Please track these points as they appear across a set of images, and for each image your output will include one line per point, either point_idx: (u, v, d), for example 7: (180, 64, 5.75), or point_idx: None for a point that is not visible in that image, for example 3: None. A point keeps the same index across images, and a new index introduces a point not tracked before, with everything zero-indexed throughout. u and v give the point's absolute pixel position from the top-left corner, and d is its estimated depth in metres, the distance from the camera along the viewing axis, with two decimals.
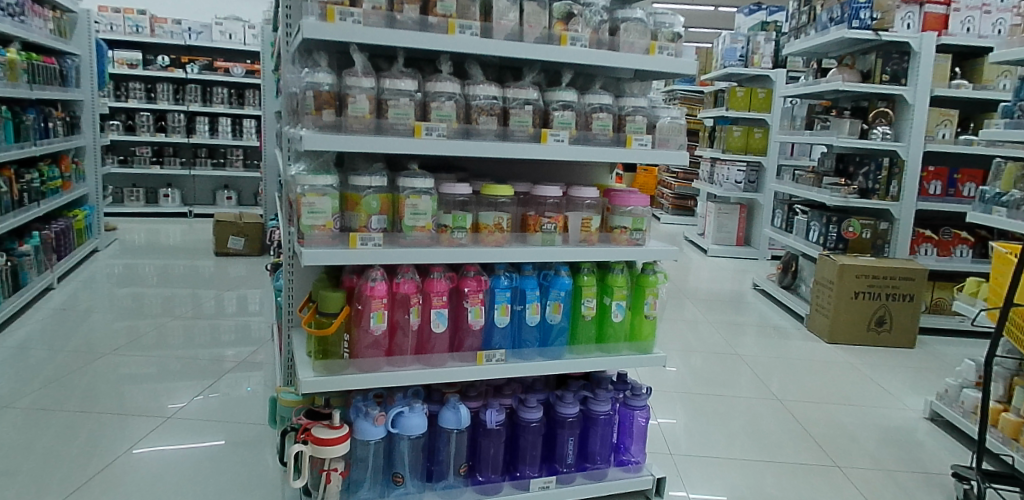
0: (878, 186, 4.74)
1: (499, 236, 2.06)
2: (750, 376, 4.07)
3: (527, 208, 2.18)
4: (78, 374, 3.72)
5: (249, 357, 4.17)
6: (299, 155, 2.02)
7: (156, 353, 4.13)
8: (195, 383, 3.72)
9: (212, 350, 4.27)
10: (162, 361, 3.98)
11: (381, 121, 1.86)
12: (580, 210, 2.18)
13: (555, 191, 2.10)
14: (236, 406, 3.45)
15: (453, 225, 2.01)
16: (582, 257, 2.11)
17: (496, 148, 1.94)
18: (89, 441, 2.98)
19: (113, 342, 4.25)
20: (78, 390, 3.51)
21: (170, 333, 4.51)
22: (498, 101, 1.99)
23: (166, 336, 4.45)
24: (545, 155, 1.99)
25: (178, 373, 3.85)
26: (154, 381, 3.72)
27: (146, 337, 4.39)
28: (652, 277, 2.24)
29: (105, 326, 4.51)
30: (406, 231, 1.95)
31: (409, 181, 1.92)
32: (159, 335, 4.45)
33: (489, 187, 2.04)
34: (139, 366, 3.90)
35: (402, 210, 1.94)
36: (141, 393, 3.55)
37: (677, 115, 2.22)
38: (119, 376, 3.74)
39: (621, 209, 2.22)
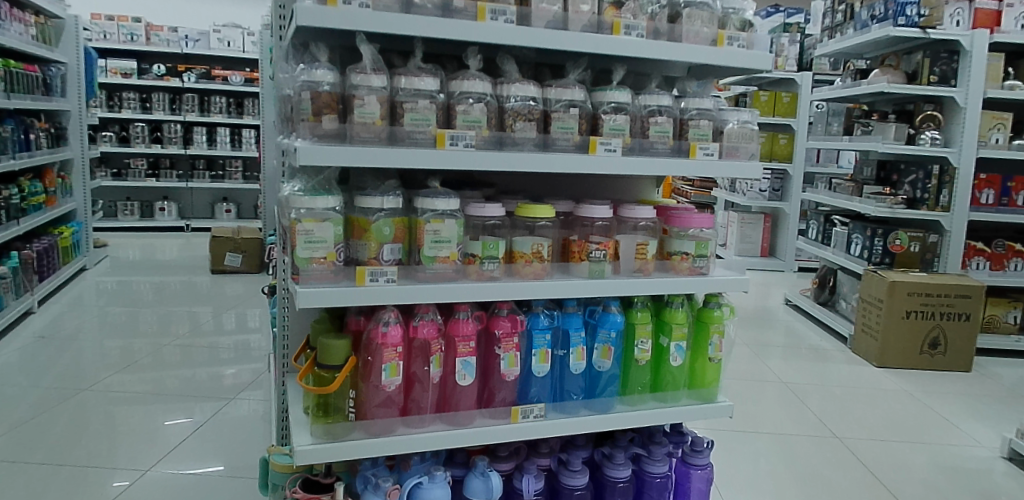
0: (927, 195, 4.36)
1: (539, 266, 1.69)
2: (800, 406, 3.67)
3: (569, 231, 1.82)
4: (63, 401, 3.38)
5: (249, 377, 3.82)
6: (291, 173, 1.65)
7: (148, 375, 3.78)
8: (190, 408, 3.37)
9: (212, 369, 3.92)
10: (154, 386, 3.63)
11: (396, 129, 1.50)
12: (632, 234, 1.83)
13: (605, 210, 1.73)
14: (233, 432, 3.10)
15: (483, 255, 1.65)
16: (637, 290, 1.75)
17: (536, 163, 1.59)
18: (76, 480, 2.62)
19: (102, 364, 3.91)
20: (63, 420, 3.17)
21: (164, 353, 4.16)
22: (537, 102, 1.63)
23: (160, 356, 4.10)
24: (594, 169, 1.63)
25: (171, 397, 3.50)
26: (146, 406, 3.37)
27: (140, 358, 4.05)
28: (717, 312, 1.88)
29: (88, 352, 4.13)
30: (425, 263, 1.59)
31: (431, 202, 1.56)
32: (153, 355, 4.11)
33: (525, 206, 1.68)
34: (131, 390, 3.56)
35: (420, 238, 1.58)
36: (132, 419, 3.20)
37: (747, 118, 1.85)
38: (109, 402, 3.40)
39: (681, 232, 1.85)
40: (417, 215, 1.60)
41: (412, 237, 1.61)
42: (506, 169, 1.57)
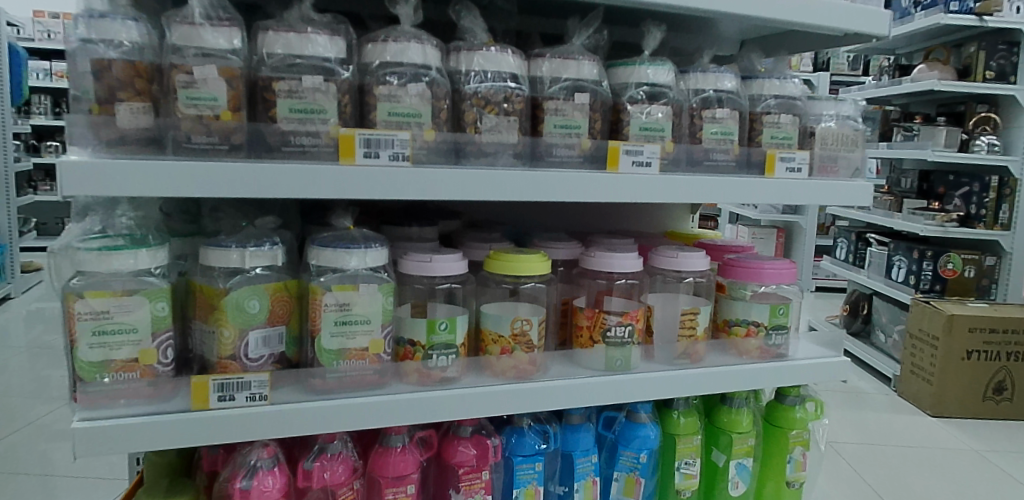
0: (985, 211, 3.70)
1: (525, 358, 1.00)
2: (857, 447, 2.97)
3: (572, 292, 1.15)
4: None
5: None
6: (87, 207, 0.97)
7: None
8: None
9: None
10: None
11: (262, 128, 0.83)
12: (672, 295, 1.16)
13: (633, 260, 1.07)
14: None
15: (426, 343, 0.96)
16: (684, 390, 1.08)
17: (521, 187, 0.92)
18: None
19: (39, 397, 3.05)
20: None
21: None
22: (521, 84, 0.96)
23: None
24: (616, 194, 0.97)
25: None
26: None
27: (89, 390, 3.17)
28: (797, 413, 1.23)
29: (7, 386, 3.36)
30: (323, 361, 0.91)
31: (336, 254, 0.89)
32: None
33: (501, 255, 1.02)
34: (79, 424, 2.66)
35: (315, 319, 0.91)
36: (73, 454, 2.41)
37: (848, 112, 1.19)
38: (45, 437, 2.56)
39: (743, 290, 1.19)
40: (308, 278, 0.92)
41: (301, 317, 0.93)
42: (461, 197, 0.89)
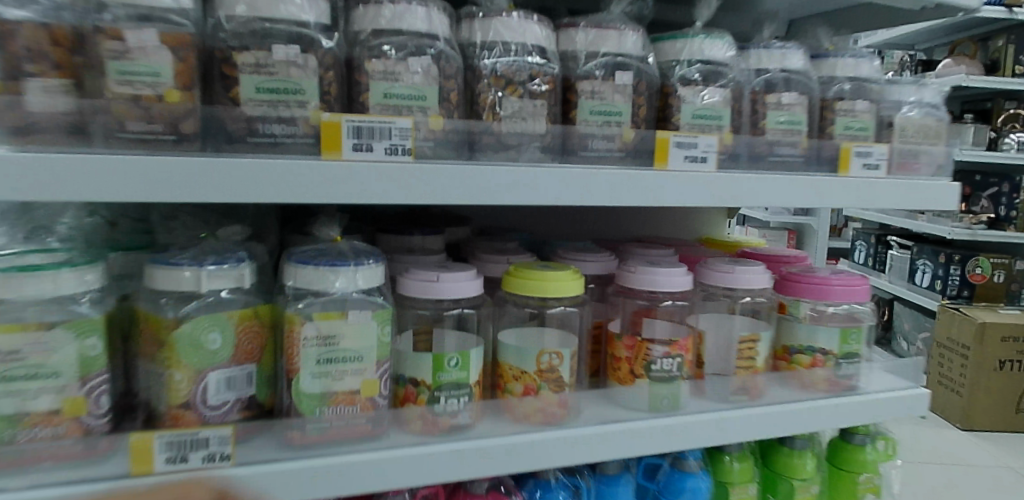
0: (1015, 213, 3.52)
1: (554, 400, 0.81)
2: (923, 429, 2.68)
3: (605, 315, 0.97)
4: None
5: None
6: None
7: None
8: None
9: None
10: None
11: (219, 113, 0.64)
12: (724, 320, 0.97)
13: (682, 277, 0.89)
14: None
15: (433, 384, 0.77)
16: (744, 434, 0.89)
17: (553, 187, 0.73)
18: None
19: None
20: None
21: None
22: (549, 59, 0.78)
23: None
24: (663, 196, 0.79)
25: None
26: None
27: None
28: (864, 454, 1.05)
29: None
30: (302, 409, 0.72)
31: (319, 276, 0.71)
32: None
33: (523, 271, 0.83)
34: None
35: (292, 356, 0.72)
36: None
37: (931, 98, 1.01)
38: None
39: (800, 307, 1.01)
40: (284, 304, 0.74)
41: (276, 353, 0.75)
42: (475, 202, 0.70)
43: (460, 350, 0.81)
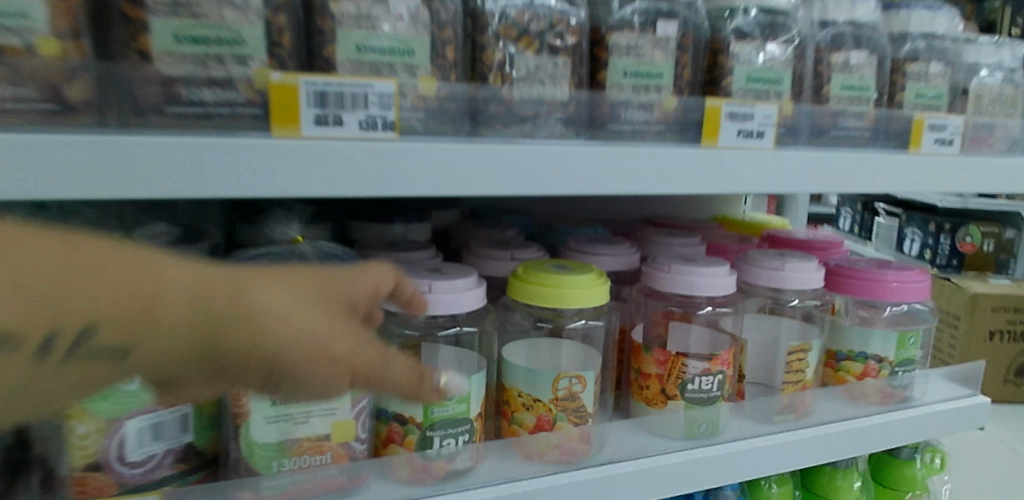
0: None
1: (573, 434, 0.66)
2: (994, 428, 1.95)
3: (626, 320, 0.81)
4: None
5: None
6: None
7: None
8: None
9: None
10: None
11: (123, 72, 0.46)
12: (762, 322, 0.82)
13: (726, 276, 0.73)
14: None
15: (425, 421, 0.61)
16: (795, 462, 0.75)
17: (583, 173, 0.55)
18: None
19: None
20: None
21: None
22: (574, 4, 0.61)
23: None
24: (702, 182, 0.61)
25: None
26: None
27: None
28: (913, 469, 0.92)
29: None
30: (257, 465, 0.56)
31: None
32: None
33: (537, 276, 0.66)
34: None
35: (239, 397, 0.55)
36: None
37: (1009, 61, 0.86)
38: None
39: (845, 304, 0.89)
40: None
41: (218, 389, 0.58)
42: (478, 194, 0.53)
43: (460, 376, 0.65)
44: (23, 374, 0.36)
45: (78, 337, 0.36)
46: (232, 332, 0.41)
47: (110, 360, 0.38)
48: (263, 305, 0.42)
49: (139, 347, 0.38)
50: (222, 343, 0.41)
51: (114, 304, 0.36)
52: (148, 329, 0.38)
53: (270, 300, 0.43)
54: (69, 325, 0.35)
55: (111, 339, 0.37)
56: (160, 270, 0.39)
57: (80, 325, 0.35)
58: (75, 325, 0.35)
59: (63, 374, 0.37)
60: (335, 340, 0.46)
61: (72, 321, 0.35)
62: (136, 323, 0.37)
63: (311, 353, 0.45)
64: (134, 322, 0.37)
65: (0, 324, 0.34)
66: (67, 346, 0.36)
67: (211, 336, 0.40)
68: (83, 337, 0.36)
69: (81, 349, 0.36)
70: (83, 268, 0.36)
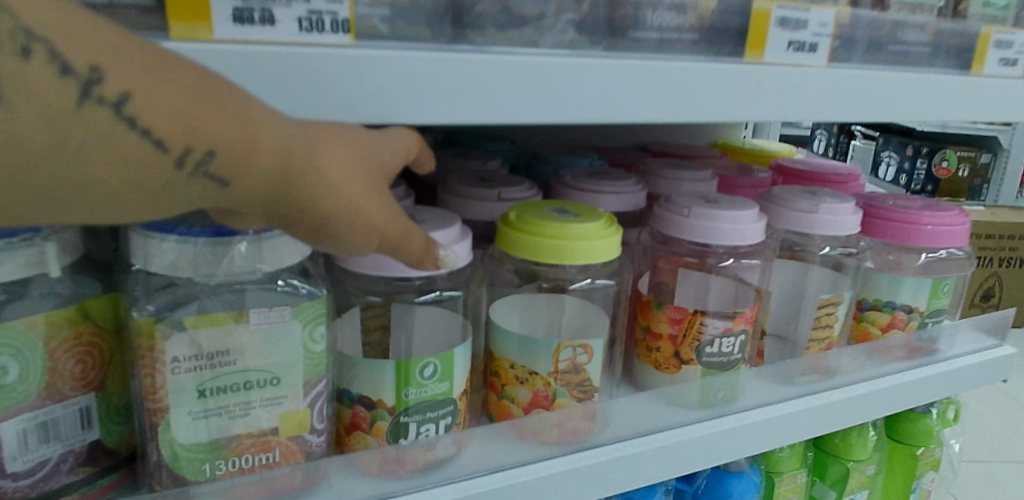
0: None
1: (577, 412, 0.56)
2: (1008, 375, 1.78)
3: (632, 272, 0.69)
4: None
5: None
6: None
7: None
8: None
9: None
10: None
11: None
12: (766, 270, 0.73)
13: (753, 220, 0.61)
14: None
15: (397, 406, 0.50)
16: (817, 427, 0.66)
17: (602, 94, 0.42)
18: None
19: None
20: None
21: None
22: None
23: None
24: (745, 106, 0.48)
25: None
26: None
27: None
28: (928, 424, 0.84)
29: None
30: (184, 471, 0.44)
31: (192, 256, 0.40)
32: None
33: (532, 224, 0.54)
34: None
35: (153, 389, 0.42)
36: None
37: None
38: None
39: (868, 252, 0.78)
40: (129, 303, 0.43)
41: (128, 377, 0.45)
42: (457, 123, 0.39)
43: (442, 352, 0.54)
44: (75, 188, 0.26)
45: (158, 144, 0.26)
46: (327, 178, 0.31)
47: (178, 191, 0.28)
48: (350, 168, 0.32)
49: (222, 177, 0.29)
50: (311, 192, 0.31)
51: (205, 112, 0.27)
52: (242, 151, 0.29)
53: (364, 163, 0.34)
54: (156, 122, 0.26)
55: (206, 167, 0.28)
56: (265, 109, 0.30)
57: (166, 126, 0.26)
58: (178, 140, 0.27)
59: (123, 199, 0.27)
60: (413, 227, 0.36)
61: (163, 124, 0.26)
62: (228, 144, 0.28)
63: (393, 236, 0.35)
64: (226, 138, 0.28)
65: (94, 126, 0.25)
66: (147, 152, 0.26)
67: (302, 181, 0.30)
68: (173, 148, 0.27)
69: (154, 163, 0.26)
70: (180, 65, 0.27)
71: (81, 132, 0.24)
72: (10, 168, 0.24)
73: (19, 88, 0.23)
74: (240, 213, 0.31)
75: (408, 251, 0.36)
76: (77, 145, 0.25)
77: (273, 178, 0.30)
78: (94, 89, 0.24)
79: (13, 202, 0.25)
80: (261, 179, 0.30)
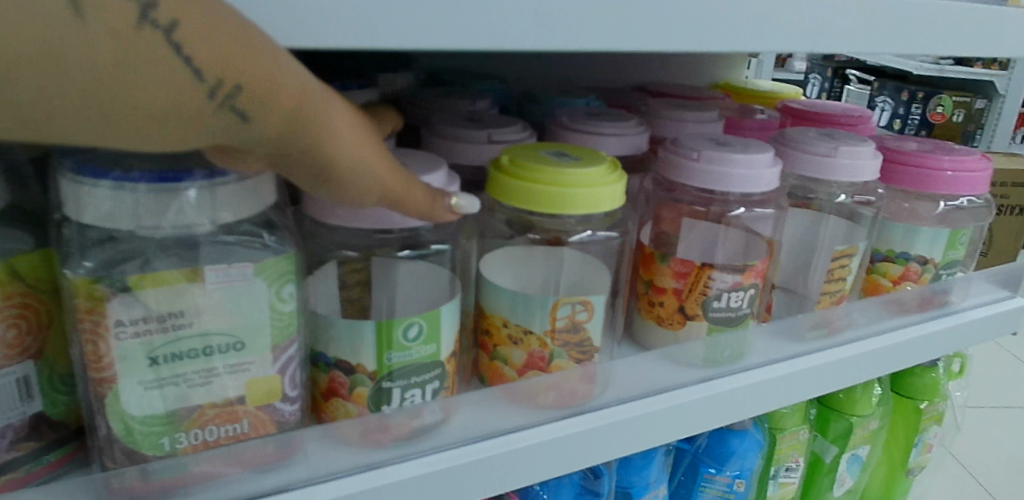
0: None
1: (575, 374, 0.52)
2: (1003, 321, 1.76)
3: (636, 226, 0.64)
4: None
5: None
6: None
7: None
8: None
9: None
10: None
11: None
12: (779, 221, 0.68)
13: (768, 164, 0.56)
14: None
15: (379, 371, 0.45)
16: (825, 385, 0.63)
17: (612, 21, 0.36)
18: None
19: None
20: None
21: None
22: None
23: None
24: (771, 37, 0.42)
25: None
26: None
27: None
28: (929, 378, 0.82)
29: None
30: (139, 447, 0.40)
31: (131, 205, 0.34)
32: None
33: (525, 170, 0.48)
34: None
35: (97, 356, 0.37)
36: None
37: None
38: None
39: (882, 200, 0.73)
40: (62, 261, 0.38)
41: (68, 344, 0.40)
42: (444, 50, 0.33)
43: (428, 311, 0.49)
44: (101, 106, 0.24)
45: (195, 73, 0.25)
46: (339, 128, 0.31)
47: (202, 124, 0.27)
48: (357, 122, 0.32)
49: (248, 114, 0.27)
50: (322, 136, 0.30)
51: (246, 50, 0.26)
52: (269, 90, 0.27)
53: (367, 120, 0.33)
54: (197, 53, 0.25)
55: (234, 105, 0.27)
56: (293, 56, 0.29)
57: (206, 57, 0.25)
58: (213, 73, 0.26)
59: (147, 126, 0.25)
60: (408, 185, 0.36)
61: (205, 55, 0.25)
62: (262, 83, 0.27)
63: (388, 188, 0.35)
64: (262, 76, 0.27)
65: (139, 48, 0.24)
66: (181, 80, 0.25)
67: (315, 125, 0.29)
68: (208, 81, 0.26)
69: (186, 91, 0.25)
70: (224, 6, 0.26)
71: (129, 57, 0.24)
72: (45, 72, 0.22)
73: (90, 3, 0.22)
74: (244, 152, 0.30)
75: (398, 203, 0.36)
76: (120, 66, 0.24)
77: (292, 118, 0.29)
78: (149, 13, 0.24)
79: (36, 113, 0.23)
80: (281, 120, 0.28)
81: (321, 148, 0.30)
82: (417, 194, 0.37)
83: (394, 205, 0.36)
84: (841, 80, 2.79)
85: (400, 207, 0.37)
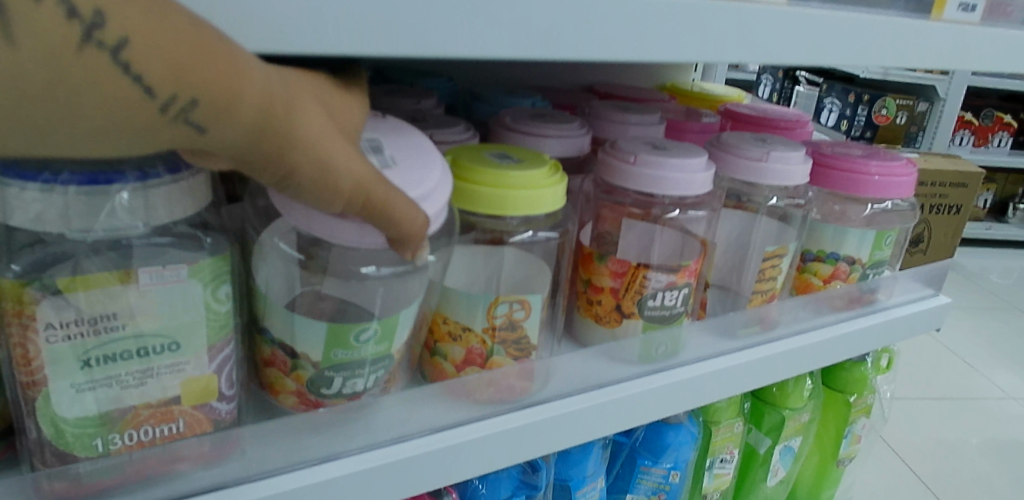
0: None
1: (513, 371, 0.53)
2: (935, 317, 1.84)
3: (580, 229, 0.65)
4: None
5: None
6: None
7: None
8: None
9: None
10: None
11: None
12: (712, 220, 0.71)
13: (701, 167, 0.58)
14: None
15: (323, 360, 0.46)
16: (759, 379, 0.65)
17: (554, 31, 0.37)
18: None
19: None
20: None
21: None
22: None
23: None
24: (709, 48, 0.43)
25: None
26: None
27: None
28: (856, 371, 0.86)
29: None
30: (71, 448, 0.39)
31: (61, 207, 0.34)
32: None
33: (470, 172, 0.49)
34: None
35: (27, 358, 0.37)
36: None
37: None
38: None
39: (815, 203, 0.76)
40: None
41: None
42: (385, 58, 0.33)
43: (383, 307, 0.49)
44: (48, 118, 0.23)
45: (146, 89, 0.24)
46: (303, 136, 0.29)
47: (156, 134, 0.26)
48: (324, 130, 0.31)
49: (203, 125, 0.26)
50: (285, 145, 0.29)
51: (202, 61, 0.25)
52: (226, 100, 0.26)
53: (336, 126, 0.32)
54: (149, 68, 0.24)
55: (191, 117, 0.26)
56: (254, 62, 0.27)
57: (159, 72, 0.24)
58: (167, 87, 0.24)
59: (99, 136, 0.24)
60: (383, 193, 0.34)
61: (156, 69, 0.24)
62: (219, 95, 0.26)
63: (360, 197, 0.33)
64: (219, 87, 0.25)
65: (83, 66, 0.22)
66: (134, 96, 0.24)
67: (272, 133, 0.28)
68: (161, 95, 0.24)
69: (139, 108, 0.24)
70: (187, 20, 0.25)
71: (72, 72, 0.22)
72: None
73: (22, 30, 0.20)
74: (206, 156, 0.29)
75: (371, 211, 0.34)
76: (68, 82, 0.22)
77: (248, 126, 0.27)
78: (94, 32, 0.22)
79: None
80: (237, 128, 0.27)
81: (281, 156, 0.29)
82: (393, 200, 0.35)
83: (366, 214, 0.35)
84: (791, 82, 2.85)
85: (372, 217, 0.35)
